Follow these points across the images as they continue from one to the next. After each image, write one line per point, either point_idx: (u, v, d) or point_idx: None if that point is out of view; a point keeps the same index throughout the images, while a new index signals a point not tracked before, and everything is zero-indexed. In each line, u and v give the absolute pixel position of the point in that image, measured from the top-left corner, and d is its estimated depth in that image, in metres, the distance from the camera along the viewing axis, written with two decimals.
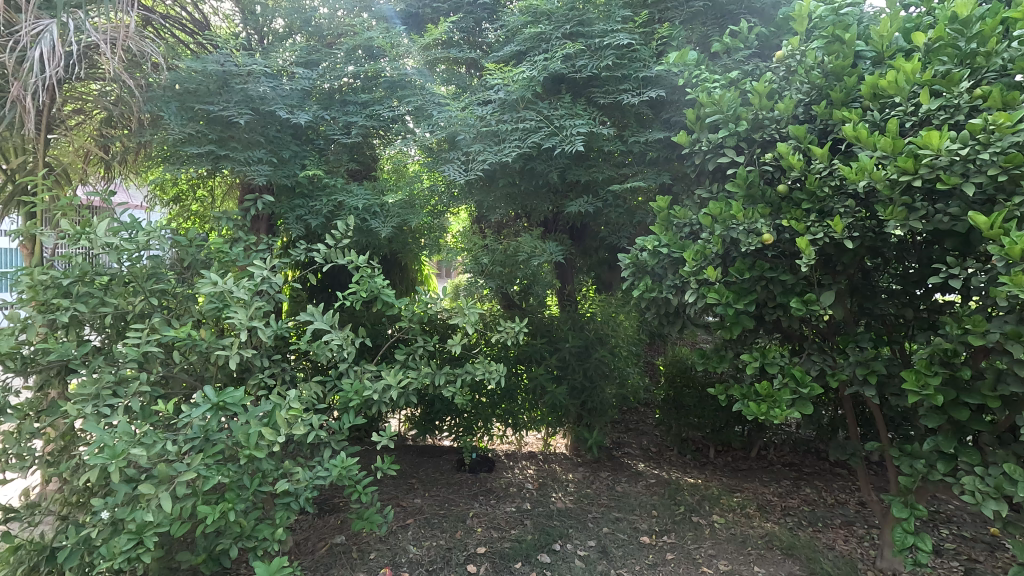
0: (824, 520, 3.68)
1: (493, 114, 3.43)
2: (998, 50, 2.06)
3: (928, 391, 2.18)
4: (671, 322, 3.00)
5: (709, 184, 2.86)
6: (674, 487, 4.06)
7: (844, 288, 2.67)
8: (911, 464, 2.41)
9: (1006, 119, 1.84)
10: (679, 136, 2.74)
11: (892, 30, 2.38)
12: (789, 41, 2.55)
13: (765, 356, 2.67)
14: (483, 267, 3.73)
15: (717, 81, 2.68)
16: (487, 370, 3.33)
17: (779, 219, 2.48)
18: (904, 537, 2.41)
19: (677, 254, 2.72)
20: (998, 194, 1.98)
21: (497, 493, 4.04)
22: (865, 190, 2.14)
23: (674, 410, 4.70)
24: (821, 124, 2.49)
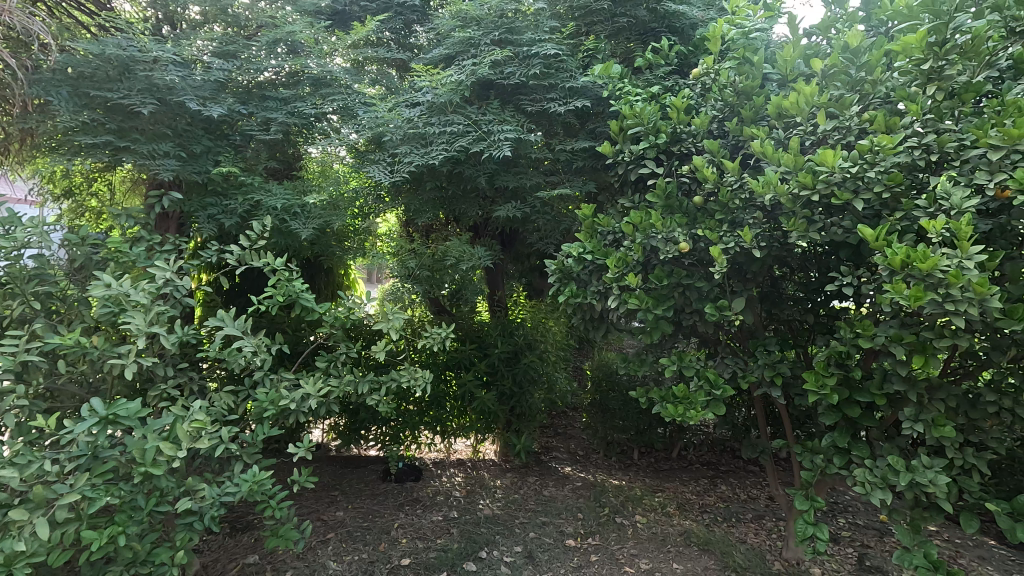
0: (738, 515, 3.88)
1: (421, 116, 3.37)
2: (883, 79, 2.26)
3: (826, 391, 2.35)
4: (596, 327, 3.06)
5: (632, 194, 2.97)
6: (600, 489, 4.15)
7: (753, 295, 2.83)
8: (811, 459, 2.59)
9: (888, 142, 2.03)
10: (604, 147, 2.83)
11: (795, 57, 2.51)
12: (705, 59, 2.68)
13: (683, 360, 2.79)
14: (410, 270, 3.65)
15: (638, 95, 2.79)
16: (412, 377, 3.26)
17: (695, 229, 2.60)
18: (805, 528, 2.58)
19: (601, 261, 2.79)
20: (883, 209, 2.18)
21: (424, 502, 3.96)
22: (771, 203, 2.29)
23: (601, 414, 4.83)
24: (733, 139, 2.65)
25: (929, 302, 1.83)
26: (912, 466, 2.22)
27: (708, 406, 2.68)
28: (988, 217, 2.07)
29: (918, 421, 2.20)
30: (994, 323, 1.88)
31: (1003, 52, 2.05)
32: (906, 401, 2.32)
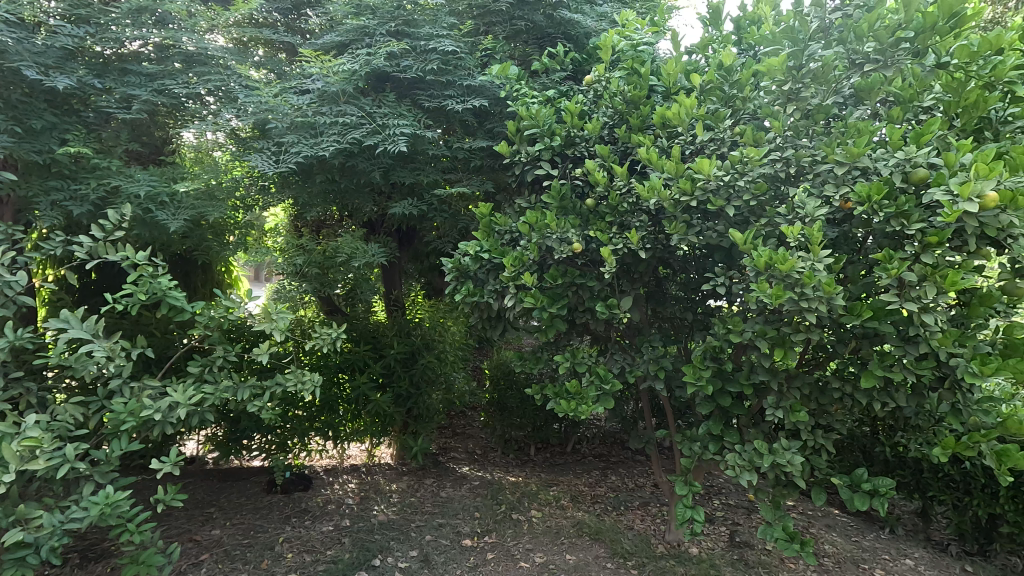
0: (626, 503, 4.08)
1: (310, 105, 3.19)
2: (751, 97, 2.48)
3: (702, 383, 2.54)
4: (493, 326, 3.07)
5: (528, 195, 3.02)
6: (497, 486, 4.17)
7: (640, 294, 2.99)
8: (690, 447, 2.78)
9: (755, 154, 2.23)
10: (501, 146, 2.85)
11: (677, 71, 2.69)
12: (597, 67, 2.80)
13: (575, 357, 2.88)
14: (298, 268, 3.48)
15: (534, 98, 2.86)
16: (300, 381, 3.05)
17: (587, 230, 2.70)
18: (684, 511, 2.76)
19: (498, 260, 2.81)
20: (751, 216, 2.39)
21: (313, 513, 3.75)
22: (655, 207, 2.43)
23: (498, 412, 4.87)
24: (622, 146, 2.78)
25: (787, 300, 2.04)
26: (773, 448, 2.46)
27: (598, 400, 2.79)
28: (835, 225, 2.34)
29: (779, 407, 2.45)
30: (838, 319, 2.14)
31: (847, 81, 2.33)
32: (769, 390, 2.57)
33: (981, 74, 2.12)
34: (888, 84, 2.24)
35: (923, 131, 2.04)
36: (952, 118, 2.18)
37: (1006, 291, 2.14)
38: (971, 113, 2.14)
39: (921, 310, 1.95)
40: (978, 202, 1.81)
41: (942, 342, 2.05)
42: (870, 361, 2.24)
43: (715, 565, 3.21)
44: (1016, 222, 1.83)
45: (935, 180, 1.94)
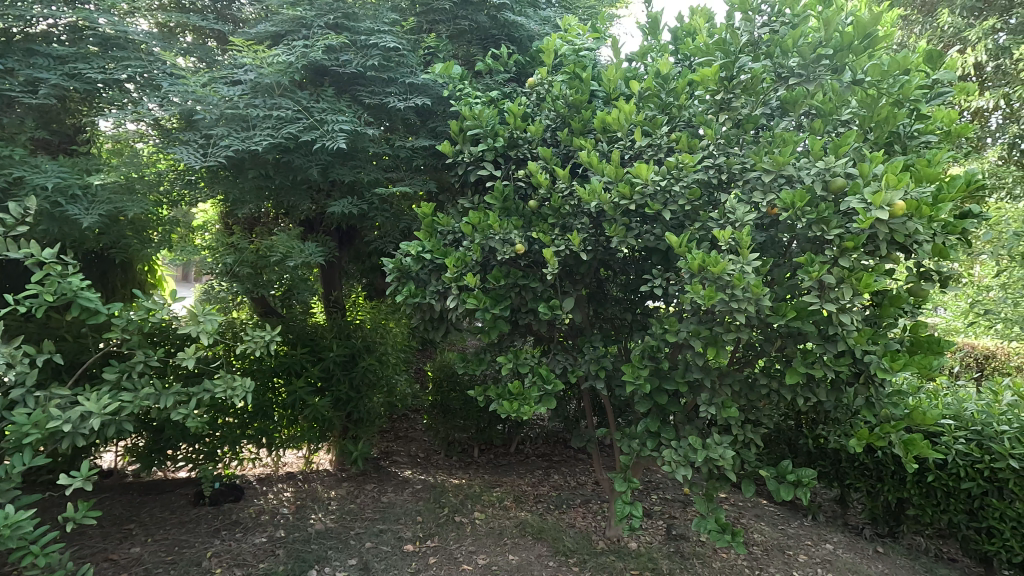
0: (568, 501, 4.13)
1: (242, 96, 3.04)
2: (687, 105, 2.57)
3: (640, 381, 2.61)
4: (436, 327, 3.03)
5: (471, 195, 3.00)
6: (439, 489, 4.12)
7: (581, 295, 3.04)
8: (629, 444, 2.85)
9: (689, 161, 2.32)
10: (443, 146, 2.83)
11: (617, 77, 2.75)
12: (540, 70, 2.83)
13: (518, 358, 2.89)
14: (229, 268, 3.32)
15: (478, 98, 2.85)
16: (230, 387, 2.89)
17: (530, 232, 2.72)
18: (623, 507, 2.83)
19: (440, 261, 2.78)
20: (686, 220, 2.48)
21: (244, 525, 3.57)
22: (596, 210, 2.48)
23: (442, 414, 4.82)
24: (564, 149, 2.82)
25: (719, 301, 2.13)
26: (707, 444, 2.56)
27: (540, 401, 2.80)
28: (763, 229, 2.46)
29: (712, 404, 2.55)
30: (766, 319, 2.25)
31: (774, 93, 2.45)
32: (703, 387, 2.67)
33: (892, 91, 2.29)
34: (810, 98, 2.38)
35: (841, 143, 2.18)
36: (867, 132, 2.34)
37: (912, 292, 2.32)
38: (882, 127, 2.30)
39: (839, 310, 2.08)
40: (888, 210, 1.95)
41: (858, 341, 2.19)
42: (794, 359, 2.38)
43: (653, 558, 3.31)
44: (920, 229, 1.99)
45: (851, 189, 2.08)
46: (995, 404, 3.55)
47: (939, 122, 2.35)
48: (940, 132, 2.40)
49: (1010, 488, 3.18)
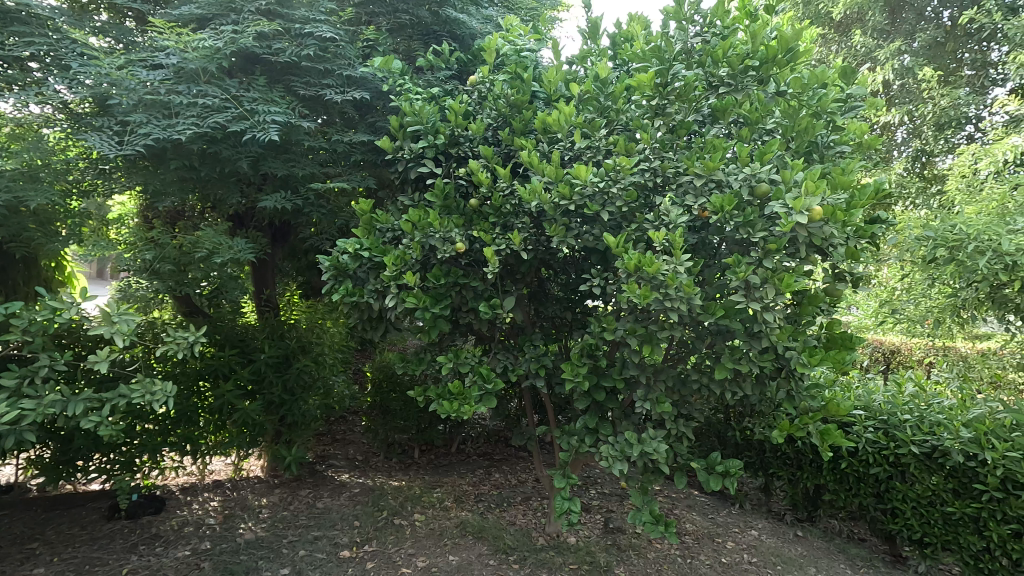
0: (509, 499, 4.15)
1: (163, 82, 2.85)
2: (624, 109, 2.64)
3: (579, 379, 2.66)
4: (374, 327, 2.96)
5: (411, 193, 2.96)
6: (378, 492, 4.03)
7: (522, 294, 3.06)
8: (568, 441, 2.89)
9: (626, 163, 2.38)
10: (383, 141, 2.78)
11: (557, 79, 2.79)
12: (481, 68, 2.83)
13: (458, 357, 2.87)
14: (149, 263, 3.11)
15: (418, 94, 2.81)
16: (149, 392, 2.71)
17: (471, 230, 2.71)
18: (562, 503, 2.87)
19: (379, 259, 2.72)
20: (623, 221, 2.55)
21: (165, 538, 3.36)
22: (536, 209, 2.50)
23: (381, 415, 4.73)
24: (505, 148, 2.83)
25: (654, 300, 2.20)
26: (642, 438, 2.64)
27: (481, 400, 2.80)
28: (695, 232, 2.56)
29: (647, 400, 2.63)
30: (696, 317, 2.35)
31: (705, 101, 2.56)
32: (639, 383, 2.76)
33: (811, 104, 2.47)
34: (738, 107, 2.51)
35: (765, 151, 2.30)
36: (789, 141, 2.49)
37: (828, 292, 2.49)
38: (802, 137, 2.45)
39: (763, 308, 2.21)
40: (807, 215, 2.09)
41: (780, 337, 2.33)
42: (723, 355, 2.49)
43: (591, 552, 3.38)
44: (835, 233, 2.14)
45: (774, 194, 2.21)
46: (899, 395, 3.86)
47: (851, 135, 2.53)
48: (853, 143, 2.59)
49: (912, 472, 3.45)
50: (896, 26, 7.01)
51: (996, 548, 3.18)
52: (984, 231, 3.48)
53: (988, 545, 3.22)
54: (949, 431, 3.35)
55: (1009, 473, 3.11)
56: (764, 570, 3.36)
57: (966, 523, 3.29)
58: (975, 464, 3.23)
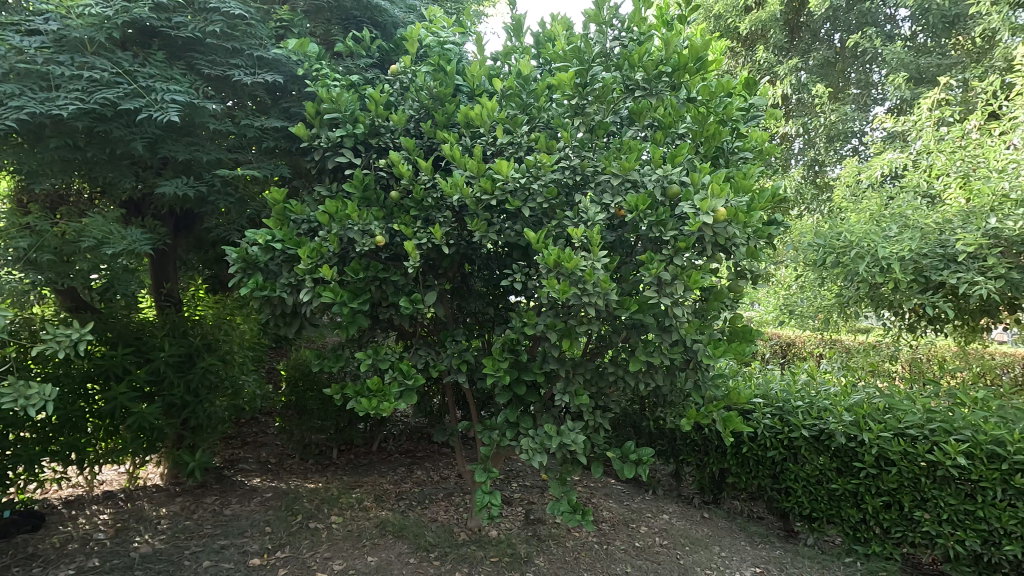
0: (430, 496, 4.11)
1: (40, 49, 2.56)
2: (545, 107, 2.68)
3: (500, 373, 2.68)
4: (288, 322, 2.82)
5: (328, 183, 2.85)
6: (292, 496, 3.86)
7: (444, 289, 3.04)
8: (490, 435, 2.91)
9: (546, 160, 2.43)
10: (297, 128, 2.65)
11: (480, 73, 2.78)
12: (403, 58, 2.78)
13: (378, 354, 2.80)
14: (23, 252, 2.78)
15: (336, 81, 2.71)
16: (24, 397, 2.44)
17: (391, 223, 2.65)
18: (483, 497, 2.87)
19: (293, 251, 2.59)
20: (544, 218, 2.59)
21: (45, 557, 3.05)
22: (458, 203, 2.49)
23: (296, 415, 4.52)
24: (427, 141, 2.78)
25: (572, 295, 2.26)
26: (561, 431, 2.70)
27: (401, 397, 2.74)
28: (613, 230, 2.65)
29: (566, 392, 2.70)
30: (612, 311, 2.43)
31: (623, 104, 2.65)
32: (558, 377, 2.82)
33: (718, 111, 2.62)
34: (653, 111, 2.62)
35: (676, 154, 2.43)
36: (699, 145, 2.64)
37: (732, 288, 2.66)
38: (710, 143, 2.61)
39: (673, 303, 2.34)
40: (712, 216, 2.22)
41: (688, 331, 2.47)
42: (637, 348, 2.60)
43: (512, 544, 3.42)
44: (736, 233, 2.29)
45: (684, 195, 2.33)
46: (793, 384, 4.21)
47: (753, 142, 2.73)
48: (754, 150, 2.78)
49: (802, 453, 3.76)
50: (794, 45, 7.61)
51: (871, 519, 3.54)
52: (864, 235, 3.86)
53: (864, 517, 3.58)
54: (833, 415, 3.69)
55: (882, 451, 3.47)
56: (674, 551, 3.55)
57: (847, 497, 3.63)
58: (855, 443, 3.57)
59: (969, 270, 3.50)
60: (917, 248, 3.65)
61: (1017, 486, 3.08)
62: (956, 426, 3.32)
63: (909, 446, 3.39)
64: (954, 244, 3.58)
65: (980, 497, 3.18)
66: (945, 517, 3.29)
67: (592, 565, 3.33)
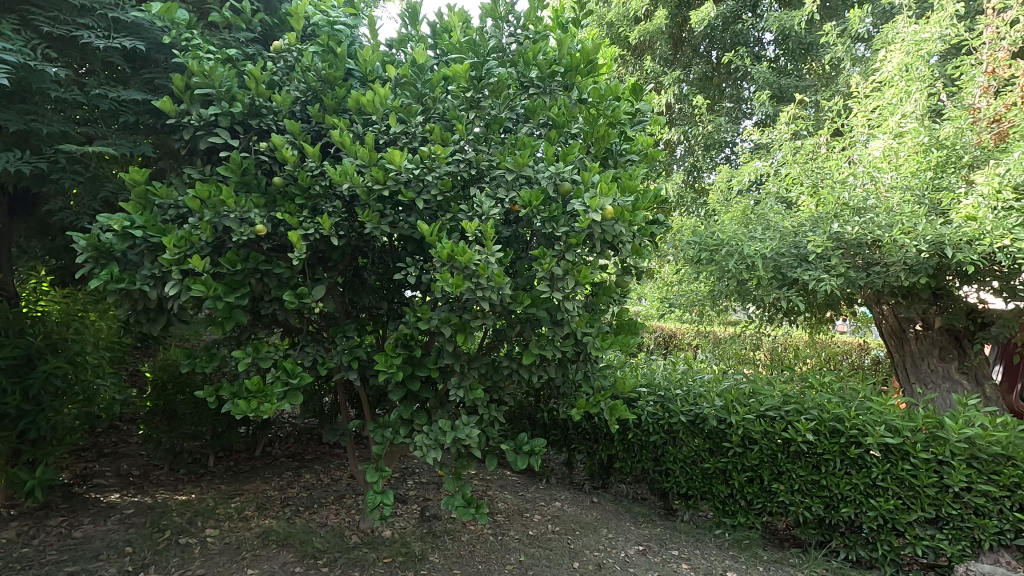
0: (320, 500, 3.91)
1: None
2: (440, 98, 2.63)
3: (393, 370, 2.61)
4: (152, 319, 2.54)
5: (200, 164, 2.59)
6: (159, 510, 3.49)
7: (334, 283, 2.89)
8: (382, 433, 2.82)
9: (441, 152, 2.39)
10: (162, 102, 2.39)
11: (373, 58, 2.65)
12: (288, 35, 2.61)
13: (258, 352, 2.60)
14: None
15: (210, 53, 2.47)
16: None
17: (274, 211, 2.47)
18: (375, 497, 2.78)
19: (156, 239, 2.33)
20: (439, 210, 2.55)
21: None
22: (347, 192, 2.38)
23: (164, 421, 4.09)
24: (315, 125, 2.62)
25: (466, 289, 2.25)
26: (455, 426, 2.68)
27: (284, 397, 2.57)
28: (508, 225, 2.67)
29: (460, 387, 2.69)
30: (506, 305, 2.45)
31: (518, 100, 2.68)
32: (453, 371, 2.80)
33: (607, 114, 2.74)
34: (546, 109, 2.69)
35: (568, 152, 2.51)
36: (589, 146, 2.74)
37: (619, 284, 2.81)
38: (600, 143, 2.72)
39: (564, 297, 2.42)
40: (600, 214, 2.31)
41: (578, 324, 2.57)
42: (530, 342, 2.65)
43: (407, 543, 3.35)
44: (623, 231, 2.41)
45: (574, 193, 2.41)
46: (673, 374, 4.54)
47: (638, 145, 2.87)
48: (640, 153, 2.93)
49: (680, 436, 4.08)
50: (677, 58, 8.18)
51: (737, 493, 3.91)
52: (733, 236, 4.26)
53: (731, 491, 3.94)
54: (706, 401, 4.04)
55: (747, 432, 3.85)
56: (565, 536, 3.68)
57: (717, 475, 3.98)
58: (724, 426, 3.92)
59: (817, 269, 3.97)
60: (776, 248, 4.09)
61: (852, 456, 3.54)
62: (805, 406, 3.75)
63: (768, 426, 3.78)
64: (806, 245, 4.05)
65: (823, 468, 3.62)
66: (796, 487, 3.70)
67: (487, 556, 3.36)
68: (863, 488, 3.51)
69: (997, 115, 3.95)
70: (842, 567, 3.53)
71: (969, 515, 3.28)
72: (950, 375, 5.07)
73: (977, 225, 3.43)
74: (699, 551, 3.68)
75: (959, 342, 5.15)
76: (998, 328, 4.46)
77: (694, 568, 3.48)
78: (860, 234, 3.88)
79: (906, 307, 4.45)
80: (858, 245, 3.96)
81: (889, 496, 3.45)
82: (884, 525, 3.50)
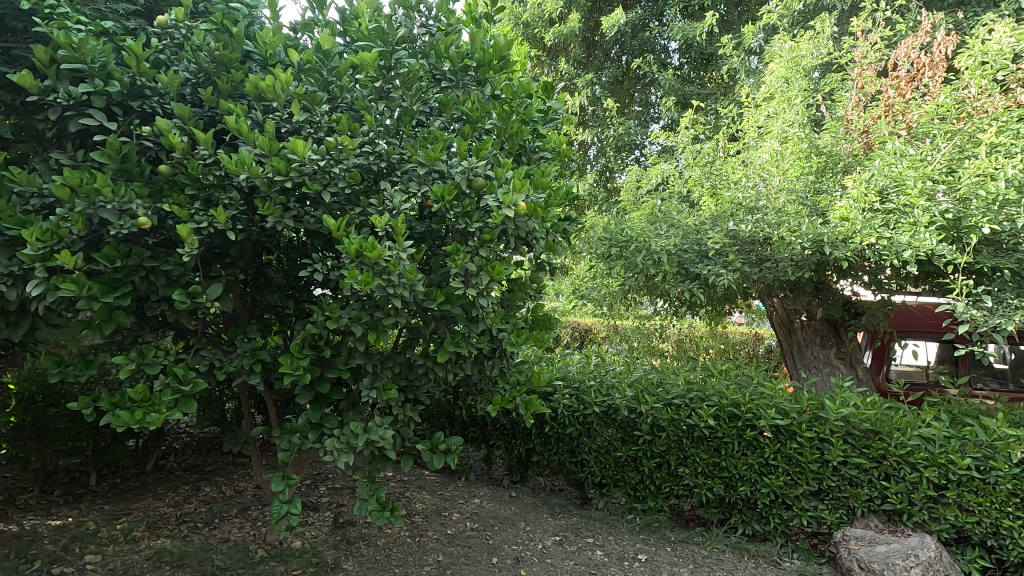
0: (221, 513, 3.63)
1: None
2: (348, 87, 2.52)
3: (299, 371, 2.48)
4: (12, 322, 2.24)
5: (70, 149, 2.32)
6: (26, 539, 3.09)
7: (234, 281, 2.70)
8: (290, 439, 2.65)
9: (348, 143, 2.29)
10: (20, 76, 2.11)
11: (273, 41, 2.50)
12: (174, 10, 2.36)
13: (144, 357, 2.35)
14: None
15: (82, 24, 2.22)
16: None
17: (160, 203, 2.25)
18: (280, 507, 2.60)
19: (13, 232, 2.04)
20: (348, 205, 2.44)
21: None
22: (246, 184, 2.22)
23: (34, 438, 3.64)
24: (207, 110, 2.43)
25: (376, 285, 2.17)
26: (368, 427, 2.57)
27: (175, 405, 2.35)
28: (422, 222, 2.63)
29: (373, 387, 2.59)
30: (420, 302, 2.39)
31: (431, 93, 2.64)
32: (365, 372, 2.69)
33: (519, 111, 2.75)
34: (460, 104, 2.66)
35: (480, 148, 2.50)
36: (503, 142, 2.73)
37: (533, 279, 2.83)
38: (513, 140, 2.72)
39: (479, 294, 2.40)
40: (513, 210, 2.31)
41: (493, 320, 2.56)
42: (445, 339, 2.60)
43: (318, 552, 3.19)
44: (535, 227, 2.45)
45: (488, 189, 2.40)
46: (587, 367, 4.69)
47: (551, 143, 2.91)
48: (553, 151, 2.97)
49: (594, 427, 4.21)
50: (590, 61, 8.46)
51: (646, 479, 4.09)
52: (641, 233, 4.48)
53: (642, 477, 4.12)
54: (619, 391, 4.20)
55: (655, 421, 4.04)
56: (483, 532, 3.68)
57: (629, 462, 4.15)
58: (634, 414, 4.10)
59: (716, 264, 4.26)
60: (679, 245, 4.34)
61: (747, 439, 3.81)
62: (707, 394, 4.01)
63: (674, 413, 3.99)
64: (706, 242, 4.33)
65: (723, 450, 3.87)
66: (699, 470, 3.94)
67: (404, 559, 3.28)
68: (757, 467, 3.79)
69: (866, 127, 4.37)
70: (739, 541, 3.81)
71: (845, 485, 3.64)
72: (830, 360, 5.60)
73: (850, 225, 3.78)
74: (611, 537, 3.82)
75: (836, 331, 5.70)
76: (868, 317, 4.98)
77: (608, 553, 3.60)
78: (753, 233, 4.21)
79: (793, 299, 4.87)
80: (752, 243, 4.29)
81: (779, 473, 3.76)
82: (776, 500, 3.81)
